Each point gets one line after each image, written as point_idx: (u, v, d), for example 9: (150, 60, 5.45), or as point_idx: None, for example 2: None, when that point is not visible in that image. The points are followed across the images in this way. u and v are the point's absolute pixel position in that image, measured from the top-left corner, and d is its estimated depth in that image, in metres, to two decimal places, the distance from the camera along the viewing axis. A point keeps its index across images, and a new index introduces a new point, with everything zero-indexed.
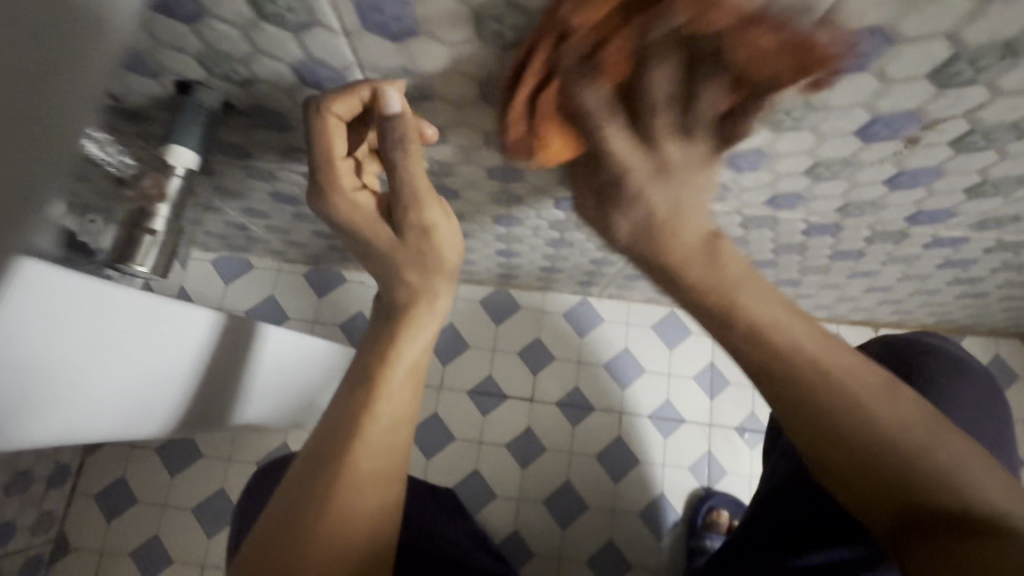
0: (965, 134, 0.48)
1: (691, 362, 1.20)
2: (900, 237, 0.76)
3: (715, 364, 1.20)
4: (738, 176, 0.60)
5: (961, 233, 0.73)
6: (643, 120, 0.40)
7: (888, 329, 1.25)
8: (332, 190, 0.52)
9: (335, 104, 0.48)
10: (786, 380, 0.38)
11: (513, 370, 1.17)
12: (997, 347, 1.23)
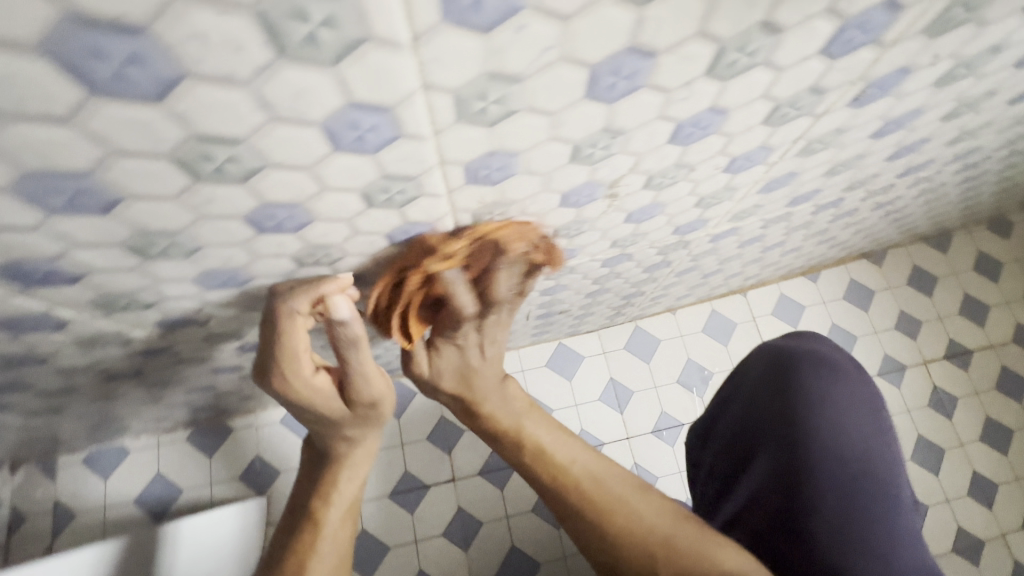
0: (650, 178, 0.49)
1: (595, 386, 1.19)
2: (682, 246, 0.74)
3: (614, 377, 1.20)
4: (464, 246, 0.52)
5: (728, 231, 0.74)
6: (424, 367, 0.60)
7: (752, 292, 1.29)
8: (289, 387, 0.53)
9: (302, 301, 0.50)
10: (551, 480, 0.59)
11: (413, 462, 1.11)
12: (864, 270, 1.32)
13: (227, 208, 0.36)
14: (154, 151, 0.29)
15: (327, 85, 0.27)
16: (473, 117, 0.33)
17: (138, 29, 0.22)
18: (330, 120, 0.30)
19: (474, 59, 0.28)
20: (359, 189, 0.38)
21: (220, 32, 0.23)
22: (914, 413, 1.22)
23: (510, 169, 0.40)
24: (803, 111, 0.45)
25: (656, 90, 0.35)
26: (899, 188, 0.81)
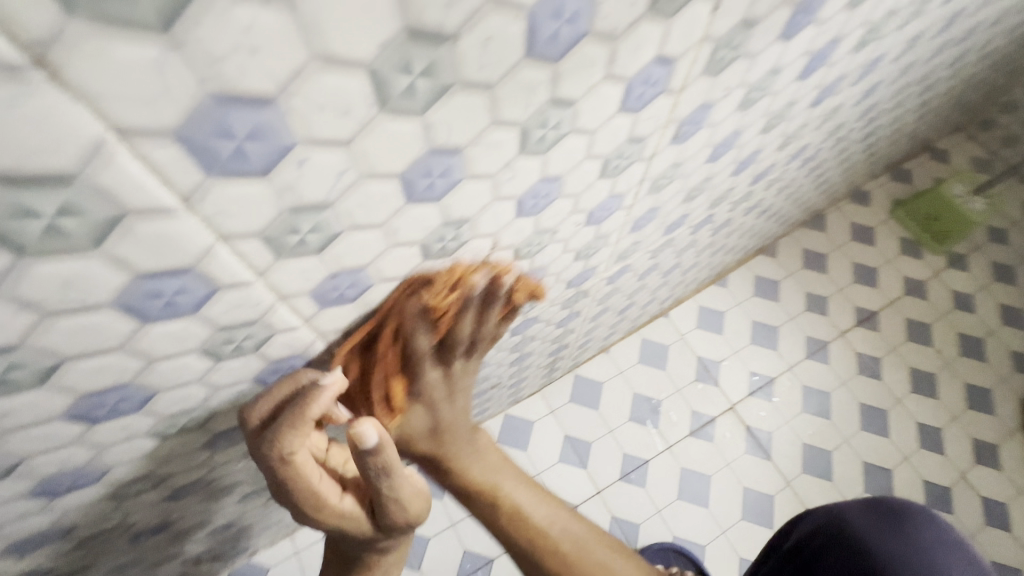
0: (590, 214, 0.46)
1: (550, 449, 1.04)
2: (566, 303, 0.67)
3: (637, 392, 1.11)
4: None
5: (636, 263, 0.70)
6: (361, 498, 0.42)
7: (649, 331, 1.17)
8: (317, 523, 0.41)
9: (287, 438, 0.36)
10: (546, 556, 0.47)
11: (445, 557, 0.92)
12: (809, 235, 1.35)
13: (302, 327, 0.34)
14: (267, 290, 0.29)
15: (416, 172, 0.28)
16: (535, 147, 0.32)
17: (268, 172, 0.22)
18: (417, 183, 0.28)
19: (479, 114, 0.27)
20: (419, 244, 0.34)
21: (334, 163, 0.24)
22: (901, 349, 1.22)
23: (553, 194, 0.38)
24: (630, 160, 0.41)
25: (624, 114, 0.35)
26: (726, 214, 0.79)
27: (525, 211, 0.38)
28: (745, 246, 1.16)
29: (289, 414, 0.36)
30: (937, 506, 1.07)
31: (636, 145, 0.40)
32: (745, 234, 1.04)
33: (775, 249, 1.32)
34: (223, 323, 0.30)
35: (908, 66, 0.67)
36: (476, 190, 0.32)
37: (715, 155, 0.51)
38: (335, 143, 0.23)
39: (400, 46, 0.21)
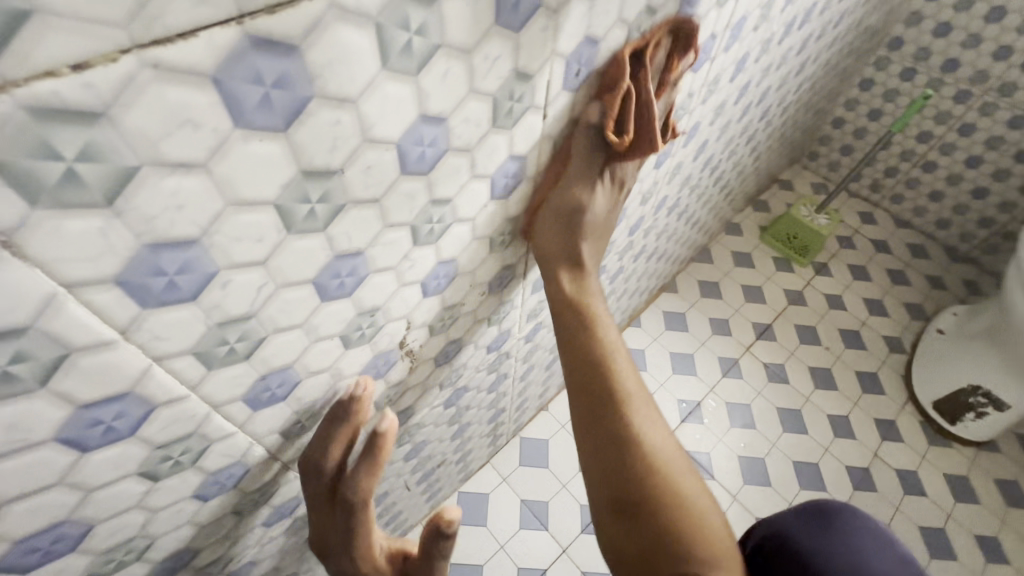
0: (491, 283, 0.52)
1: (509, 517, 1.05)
2: (492, 367, 0.72)
3: None
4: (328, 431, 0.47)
5: (548, 319, 0.77)
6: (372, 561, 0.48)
7: None
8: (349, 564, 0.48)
9: (361, 482, 0.44)
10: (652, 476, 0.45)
11: None
12: (700, 267, 1.53)
13: (237, 433, 0.37)
14: (202, 402, 0.32)
15: (326, 275, 0.33)
16: (426, 238, 0.38)
17: (198, 297, 0.27)
18: (329, 283, 0.34)
19: (371, 222, 0.32)
20: (339, 335, 0.38)
21: (253, 280, 0.29)
22: (798, 353, 1.38)
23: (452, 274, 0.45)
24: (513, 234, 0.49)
25: (496, 202, 0.42)
26: (619, 262, 0.90)
27: (430, 292, 0.44)
28: (646, 287, 1.29)
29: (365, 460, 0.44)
30: (862, 487, 1.17)
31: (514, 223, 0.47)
32: (642, 276, 1.17)
33: (675, 285, 1.47)
34: (160, 440, 0.32)
35: (725, 124, 0.83)
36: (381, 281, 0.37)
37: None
38: (253, 264, 0.28)
39: (297, 185, 0.26)
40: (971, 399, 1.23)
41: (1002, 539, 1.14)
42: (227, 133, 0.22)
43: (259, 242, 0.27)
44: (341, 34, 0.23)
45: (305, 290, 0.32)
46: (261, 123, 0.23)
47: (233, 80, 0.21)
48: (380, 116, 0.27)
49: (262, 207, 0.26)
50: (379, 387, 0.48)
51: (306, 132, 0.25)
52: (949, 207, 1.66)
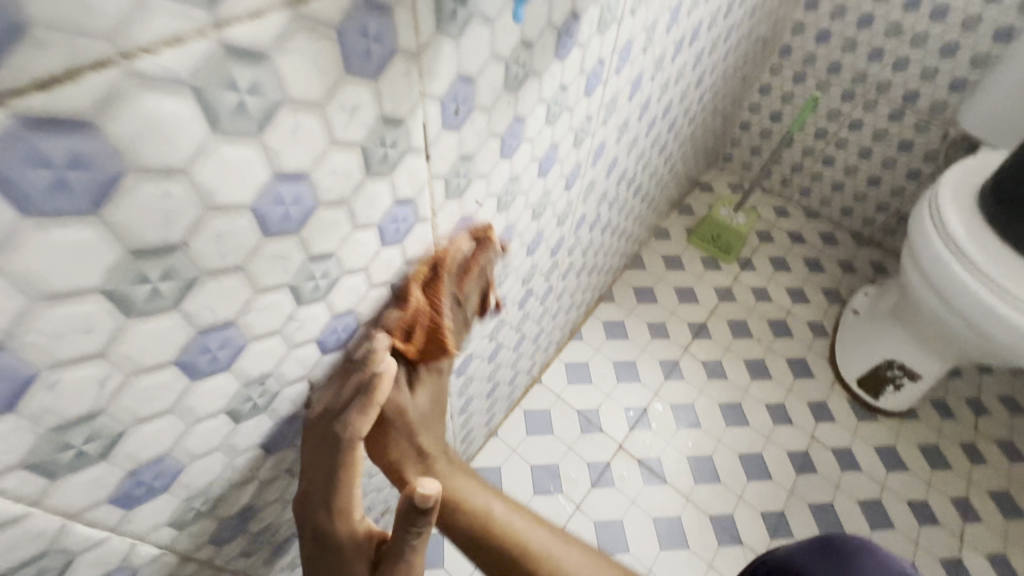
0: None
1: (467, 554, 1.01)
2: None
3: (534, 464, 1.14)
4: (233, 510, 0.43)
5: (479, 349, 0.76)
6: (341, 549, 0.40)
7: (529, 400, 1.24)
8: (319, 534, 0.40)
9: (356, 421, 0.40)
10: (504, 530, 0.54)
11: None
12: (634, 274, 1.57)
13: (107, 536, 0.33)
14: (51, 513, 0.28)
15: (192, 354, 0.30)
16: (311, 296, 0.36)
17: (19, 406, 0.24)
18: (199, 361, 0.31)
19: (236, 291, 0.30)
20: (224, 412, 0.35)
21: (92, 374, 0.25)
22: (732, 348, 1.44)
23: (353, 326, 0.42)
24: None
25: (390, 248, 0.40)
26: (548, 281, 0.90)
27: (328, 348, 0.41)
28: (583, 300, 1.31)
29: (362, 398, 0.40)
30: (805, 470, 1.22)
31: (416, 264, 0.46)
32: (576, 291, 1.18)
33: (612, 294, 1.50)
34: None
35: (632, 140, 0.86)
36: (266, 347, 0.35)
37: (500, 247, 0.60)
38: (88, 358, 0.25)
39: (131, 266, 0.24)
40: (888, 373, 1.32)
41: (931, 502, 1.21)
42: (17, 223, 0.20)
43: (91, 334, 0.24)
44: (148, 104, 0.21)
45: (169, 375, 0.29)
46: (61, 207, 0.20)
47: (8, 165, 0.18)
48: (223, 182, 0.25)
49: (88, 297, 0.23)
50: (288, 453, 0.45)
51: (125, 211, 0.22)
52: (850, 196, 1.79)
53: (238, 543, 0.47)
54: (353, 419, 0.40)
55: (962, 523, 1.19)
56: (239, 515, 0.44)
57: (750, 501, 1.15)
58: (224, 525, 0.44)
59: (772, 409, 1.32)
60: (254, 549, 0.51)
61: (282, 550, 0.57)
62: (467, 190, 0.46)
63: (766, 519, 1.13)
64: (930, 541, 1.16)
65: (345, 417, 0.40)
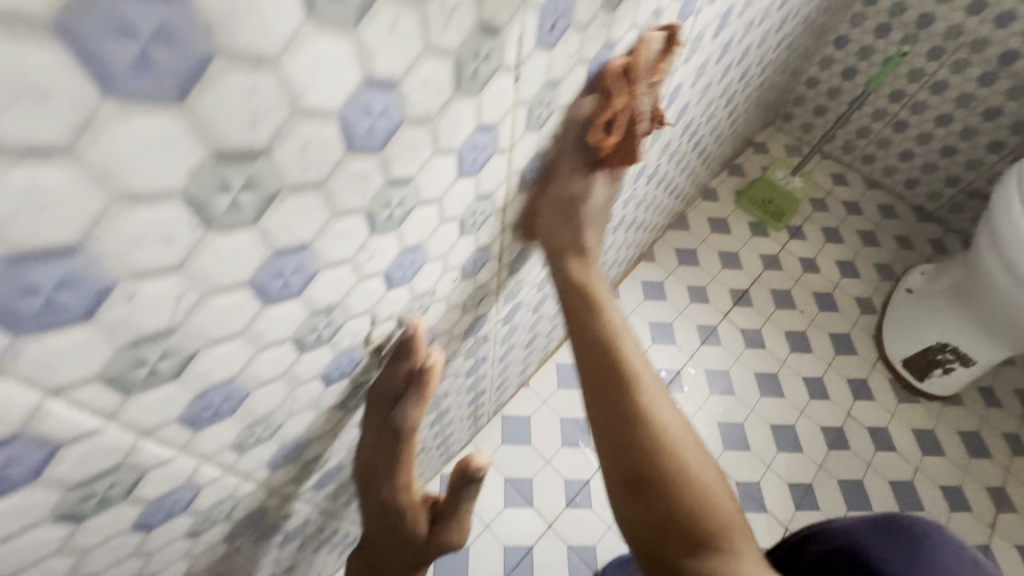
0: (463, 268, 0.47)
1: (493, 496, 1.02)
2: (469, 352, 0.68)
3: (563, 416, 1.14)
4: (288, 439, 0.43)
5: (526, 299, 0.73)
6: (407, 513, 0.50)
7: (561, 354, 1.22)
8: (387, 499, 0.50)
9: (412, 413, 0.47)
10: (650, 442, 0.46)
11: None
12: (677, 234, 1.50)
13: (175, 457, 0.32)
14: (125, 430, 0.27)
15: (268, 276, 0.28)
16: (385, 225, 0.33)
17: (96, 316, 0.22)
18: (272, 284, 0.29)
19: (315, 211, 0.27)
20: (290, 340, 0.33)
21: (169, 288, 0.23)
22: (774, 317, 1.38)
23: (419, 262, 0.40)
24: (486, 213, 0.44)
25: (465, 179, 0.37)
26: None
27: (393, 283, 0.39)
28: (625, 257, 1.26)
29: (416, 393, 0.47)
30: (837, 446, 1.20)
31: (487, 201, 0.42)
32: (620, 247, 1.14)
33: (652, 253, 1.45)
34: (76, 479, 0.27)
35: (706, 86, 0.79)
36: (337, 275, 0.33)
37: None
38: (166, 271, 0.23)
39: (213, 170, 0.21)
40: (939, 356, 1.26)
41: (964, 488, 1.19)
42: (95, 106, 0.17)
43: (168, 245, 0.22)
44: None
45: (243, 296, 0.27)
46: (143, 92, 0.17)
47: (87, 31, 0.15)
48: (316, 80, 0.22)
49: (170, 202, 0.21)
50: (344, 387, 0.44)
51: (211, 103, 0.19)
52: (919, 166, 1.66)
53: (288, 471, 0.47)
54: (416, 411, 0.47)
55: (994, 511, 1.17)
56: (296, 443, 0.44)
57: (778, 471, 1.14)
58: (279, 453, 0.43)
59: (810, 383, 1.28)
60: (302, 477, 0.51)
61: (327, 479, 0.57)
62: (547, 122, 0.42)
63: (793, 490, 1.12)
64: (959, 527, 1.14)
65: (405, 409, 0.47)
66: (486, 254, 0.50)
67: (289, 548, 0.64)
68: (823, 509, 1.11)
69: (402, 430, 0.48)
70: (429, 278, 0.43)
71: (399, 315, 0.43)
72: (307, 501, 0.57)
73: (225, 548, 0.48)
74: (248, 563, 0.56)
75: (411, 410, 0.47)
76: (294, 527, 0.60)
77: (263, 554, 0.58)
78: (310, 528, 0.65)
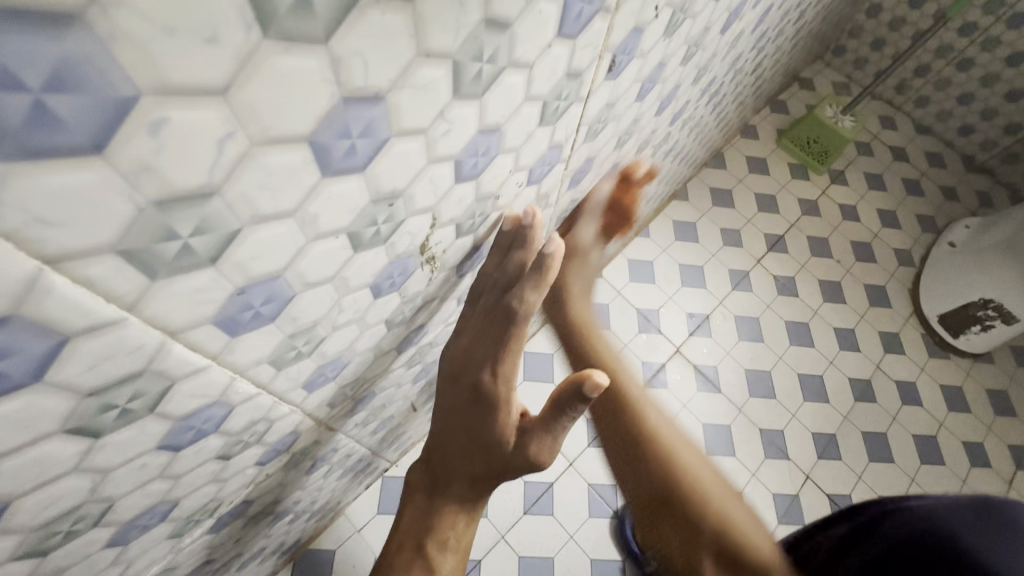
0: (532, 170, 0.40)
1: None
2: None
3: None
4: (329, 356, 0.37)
5: (574, 224, 0.66)
6: (495, 414, 0.42)
7: (586, 292, 1.17)
8: (481, 390, 0.42)
9: (530, 299, 0.39)
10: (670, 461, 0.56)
11: None
12: (713, 173, 1.40)
13: (208, 367, 0.26)
14: (151, 326, 0.21)
15: (332, 134, 0.21)
16: (470, 88, 0.26)
17: (109, 150, 0.15)
18: (335, 147, 0.22)
19: (400, 41, 0.20)
20: (347, 232, 0.27)
21: (210, 123, 0.17)
22: (808, 265, 1.32)
23: (492, 151, 0.33)
24: (569, 100, 0.36)
25: (562, 41, 0.29)
26: (652, 157, 0.77)
27: (462, 175, 0.32)
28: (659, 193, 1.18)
29: (533, 276, 0.39)
30: (864, 398, 1.17)
31: (574, 82, 0.35)
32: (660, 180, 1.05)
33: (686, 192, 1.36)
34: (92, 384, 0.22)
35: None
36: (409, 148, 0.26)
37: (642, 92, 0.48)
38: (206, 94, 0.16)
39: None
40: (979, 312, 1.21)
41: (987, 445, 1.17)
42: None
43: (212, 46, 0.15)
44: None
45: (299, 157, 0.20)
46: None
47: None
48: None
49: None
50: (392, 301, 0.38)
51: None
52: (977, 111, 1.54)
53: (325, 392, 0.42)
54: (533, 295, 0.39)
55: (1014, 469, 1.16)
56: (336, 362, 0.39)
57: (803, 420, 1.12)
58: (318, 372, 0.38)
59: (841, 334, 1.24)
60: (338, 400, 0.46)
61: (360, 405, 0.53)
62: None
63: (817, 439, 1.10)
64: (978, 482, 1.13)
65: (520, 292, 0.39)
66: (555, 157, 0.42)
67: (314, 477, 0.61)
68: (846, 459, 1.09)
69: (517, 314, 0.40)
70: (498, 177, 0.36)
71: (460, 219, 0.37)
72: (338, 428, 0.53)
73: (256, 472, 0.44)
74: (276, 490, 0.52)
75: (525, 293, 0.39)
76: (322, 456, 0.56)
77: (290, 481, 0.54)
78: (336, 457, 0.61)
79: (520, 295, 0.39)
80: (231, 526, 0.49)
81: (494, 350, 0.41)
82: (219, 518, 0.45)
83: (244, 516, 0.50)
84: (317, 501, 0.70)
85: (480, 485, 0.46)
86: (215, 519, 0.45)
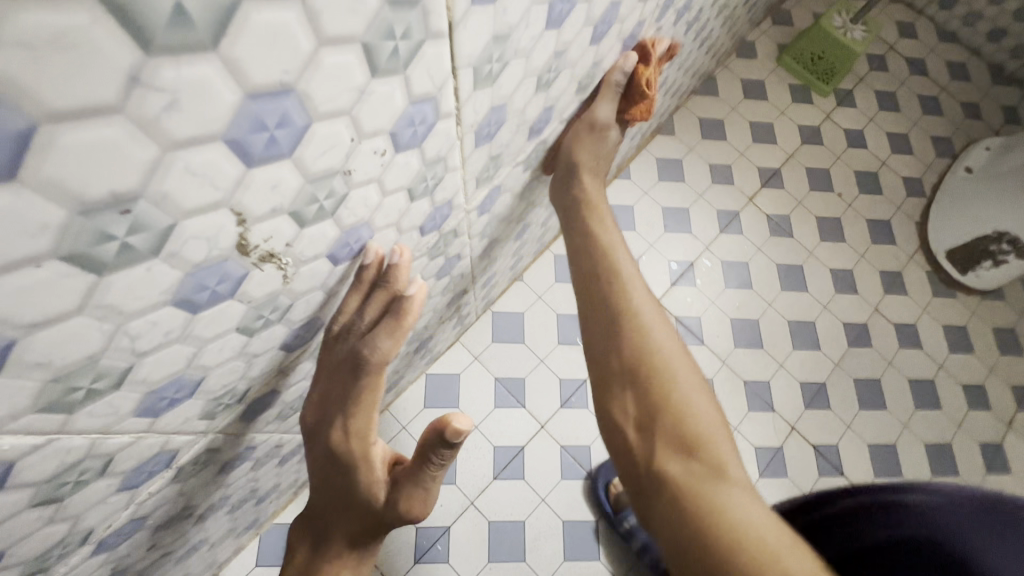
0: (394, 137, 0.31)
1: (483, 396, 0.96)
2: (443, 249, 0.54)
3: (560, 313, 1.03)
4: (154, 382, 0.31)
5: (514, 182, 0.57)
6: (360, 469, 0.47)
7: (559, 244, 1.08)
8: (340, 443, 0.46)
9: (383, 345, 0.44)
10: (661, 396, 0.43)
11: (399, 542, 0.86)
12: (704, 101, 1.26)
13: None
14: None
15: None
16: (178, 37, 0.17)
17: None
18: None
19: None
20: (58, 256, 0.19)
21: None
22: (806, 202, 1.21)
23: (297, 120, 0.24)
24: (416, 40, 0.27)
25: None
26: None
27: (253, 159, 0.24)
28: (640, 128, 1.05)
29: (390, 323, 0.44)
30: (858, 343, 1.10)
31: (413, 12, 0.25)
32: None
33: (672, 125, 1.23)
34: None
35: None
36: (97, 133, 0.17)
37: (553, 17, 0.37)
38: None
39: None
40: (994, 247, 1.12)
41: (988, 387, 1.11)
42: None
43: None
44: None
45: None
46: None
47: None
48: None
49: None
50: (230, 310, 0.31)
51: None
52: (1013, 10, 1.35)
53: (184, 411, 0.36)
54: (387, 346, 0.44)
55: (1015, 409, 1.10)
56: (174, 384, 0.32)
57: (791, 369, 1.06)
58: (148, 399, 0.31)
59: (839, 276, 1.15)
60: (214, 410, 0.40)
61: (262, 406, 0.48)
62: None
63: (804, 389, 1.05)
64: (974, 425, 1.08)
65: (376, 344, 0.44)
66: (430, 118, 0.33)
67: (238, 474, 0.57)
68: (835, 407, 1.04)
69: (374, 361, 0.45)
70: (333, 150, 0.28)
71: (292, 207, 0.29)
72: (239, 432, 0.48)
73: (127, 497, 0.39)
74: (179, 499, 0.48)
75: (377, 345, 0.44)
76: (234, 457, 0.52)
77: (199, 488, 0.50)
78: (261, 453, 0.57)
79: (373, 348, 0.44)
80: (128, 542, 0.46)
81: (345, 405, 0.46)
82: (98, 543, 0.41)
83: (144, 530, 0.47)
84: (259, 490, 0.67)
85: (358, 539, 0.49)
86: (92, 545, 0.40)
